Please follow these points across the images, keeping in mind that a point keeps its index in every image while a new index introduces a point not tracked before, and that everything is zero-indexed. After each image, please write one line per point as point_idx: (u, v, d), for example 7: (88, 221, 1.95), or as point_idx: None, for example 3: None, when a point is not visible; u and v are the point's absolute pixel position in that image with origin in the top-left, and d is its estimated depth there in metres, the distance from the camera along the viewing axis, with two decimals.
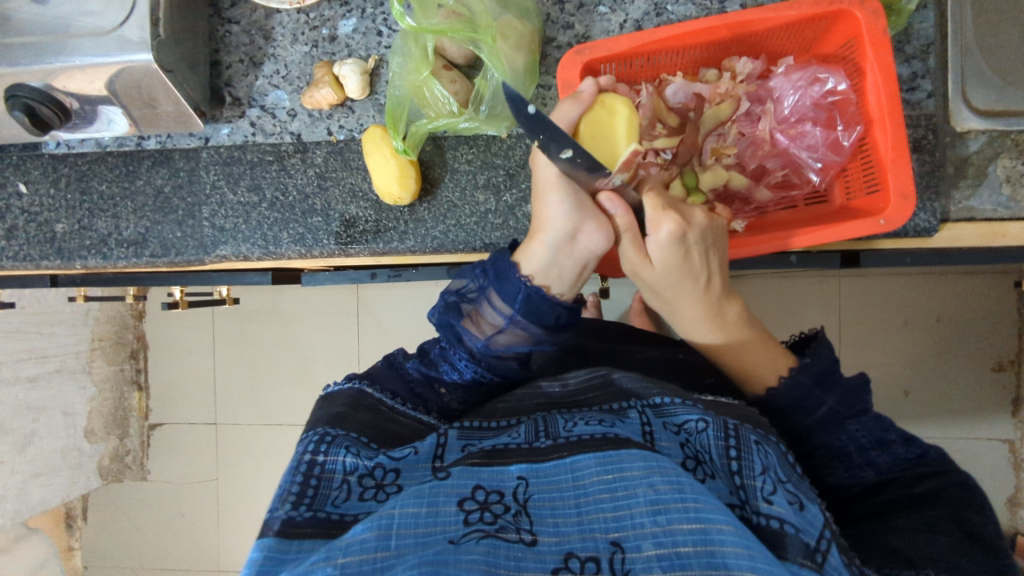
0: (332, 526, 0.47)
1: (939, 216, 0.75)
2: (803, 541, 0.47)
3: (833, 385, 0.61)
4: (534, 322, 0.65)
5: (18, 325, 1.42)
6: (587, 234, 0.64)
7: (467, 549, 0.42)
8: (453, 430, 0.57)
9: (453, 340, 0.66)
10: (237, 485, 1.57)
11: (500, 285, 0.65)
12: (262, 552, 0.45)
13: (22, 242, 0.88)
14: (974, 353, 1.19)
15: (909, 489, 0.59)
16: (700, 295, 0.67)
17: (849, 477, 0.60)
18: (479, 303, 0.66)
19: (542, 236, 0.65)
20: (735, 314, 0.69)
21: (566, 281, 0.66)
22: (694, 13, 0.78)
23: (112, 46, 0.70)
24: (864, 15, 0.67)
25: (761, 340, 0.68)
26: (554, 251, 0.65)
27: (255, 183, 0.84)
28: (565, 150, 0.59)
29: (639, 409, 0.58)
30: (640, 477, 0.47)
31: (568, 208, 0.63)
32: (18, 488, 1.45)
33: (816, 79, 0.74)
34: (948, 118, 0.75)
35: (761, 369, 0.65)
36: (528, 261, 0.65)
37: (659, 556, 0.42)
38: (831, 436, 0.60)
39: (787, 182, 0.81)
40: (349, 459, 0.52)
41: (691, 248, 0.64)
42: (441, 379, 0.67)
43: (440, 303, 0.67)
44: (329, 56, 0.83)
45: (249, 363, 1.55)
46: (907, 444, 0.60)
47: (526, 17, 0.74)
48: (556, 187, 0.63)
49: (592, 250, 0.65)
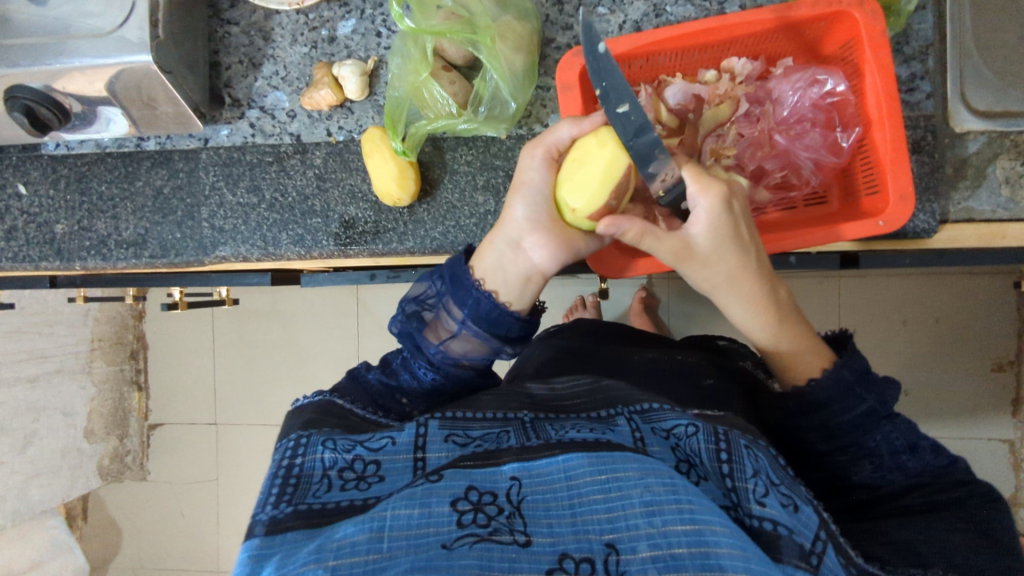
0: (315, 515, 0.48)
1: (938, 217, 0.76)
2: (797, 543, 0.47)
3: (874, 384, 0.60)
4: (490, 331, 0.65)
5: (18, 326, 1.42)
6: (533, 243, 0.65)
7: (460, 555, 0.42)
8: (433, 420, 0.57)
9: (411, 348, 0.66)
10: (236, 485, 1.57)
11: (455, 292, 0.65)
12: (250, 552, 0.45)
13: (21, 243, 0.88)
14: (973, 353, 1.19)
15: (929, 497, 0.59)
16: (755, 270, 0.63)
17: (875, 477, 0.61)
18: (437, 312, 0.66)
19: (495, 235, 0.66)
20: (783, 295, 0.66)
21: (512, 289, 0.65)
22: (694, 14, 0.78)
23: (110, 47, 0.70)
24: (863, 16, 0.67)
25: (802, 333, 0.66)
26: (501, 252, 0.65)
27: (255, 184, 0.84)
28: (622, 103, 0.59)
29: (626, 416, 0.57)
30: (634, 479, 0.47)
31: (523, 214, 0.65)
32: (17, 488, 1.45)
33: (815, 80, 0.74)
34: (947, 119, 0.75)
35: (803, 355, 0.65)
36: (478, 260, 0.66)
37: (654, 557, 0.42)
38: (867, 437, 0.60)
39: (785, 183, 0.80)
40: (327, 456, 0.53)
41: (738, 218, 0.61)
42: (402, 388, 0.66)
43: (401, 311, 0.67)
44: (328, 57, 0.83)
45: (249, 363, 1.55)
46: (938, 452, 0.60)
47: (525, 18, 0.74)
48: (523, 192, 0.66)
49: (535, 263, 0.66)
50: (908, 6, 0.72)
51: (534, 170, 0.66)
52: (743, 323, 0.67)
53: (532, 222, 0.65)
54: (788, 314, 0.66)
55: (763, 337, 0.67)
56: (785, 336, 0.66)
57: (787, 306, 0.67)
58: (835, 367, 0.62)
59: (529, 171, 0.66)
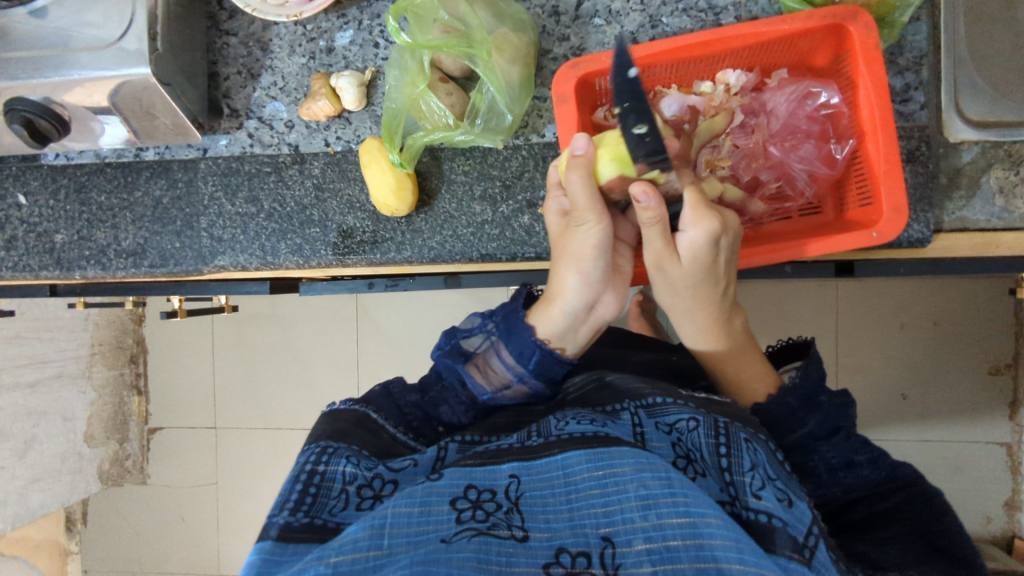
0: (328, 532, 0.48)
1: (932, 226, 0.76)
2: (791, 536, 0.47)
3: (817, 408, 0.62)
4: (541, 381, 0.68)
5: (18, 332, 1.42)
6: (601, 304, 0.68)
7: (458, 548, 0.43)
8: (453, 443, 0.58)
9: (458, 381, 0.67)
10: (236, 489, 1.57)
11: (510, 339, 0.68)
12: (259, 555, 0.46)
13: (21, 252, 0.89)
14: (971, 358, 1.19)
15: (871, 506, 0.61)
16: (718, 299, 0.68)
17: (820, 494, 0.62)
18: (489, 355, 0.68)
19: (562, 303, 0.66)
20: (740, 325, 0.72)
21: (579, 342, 0.69)
22: (690, 24, 0.78)
23: (111, 60, 0.71)
24: (856, 29, 0.67)
25: (748, 358, 0.71)
26: (570, 317, 0.67)
27: (254, 194, 0.85)
28: (642, 125, 0.56)
29: (631, 410, 0.58)
30: (630, 474, 0.47)
31: (591, 281, 0.66)
32: (18, 493, 1.45)
33: (809, 93, 0.75)
34: (941, 129, 0.76)
35: (755, 382, 0.69)
36: (543, 323, 0.67)
37: (649, 550, 0.42)
38: (805, 456, 0.61)
39: (780, 194, 0.80)
40: (349, 469, 0.53)
41: (721, 250, 0.65)
42: (440, 418, 0.67)
43: (450, 345, 0.68)
44: (326, 67, 0.83)
45: (249, 368, 1.55)
46: (875, 466, 0.61)
47: (521, 30, 0.74)
48: (583, 259, 0.65)
49: (605, 318, 0.69)
50: (901, 18, 0.73)
51: (596, 237, 0.65)
52: (689, 340, 0.72)
53: (597, 285, 0.67)
54: (744, 344, 0.72)
55: (714, 351, 0.71)
56: (726, 353, 0.71)
57: (743, 335, 0.72)
58: (779, 392, 0.64)
59: (589, 239, 0.65)
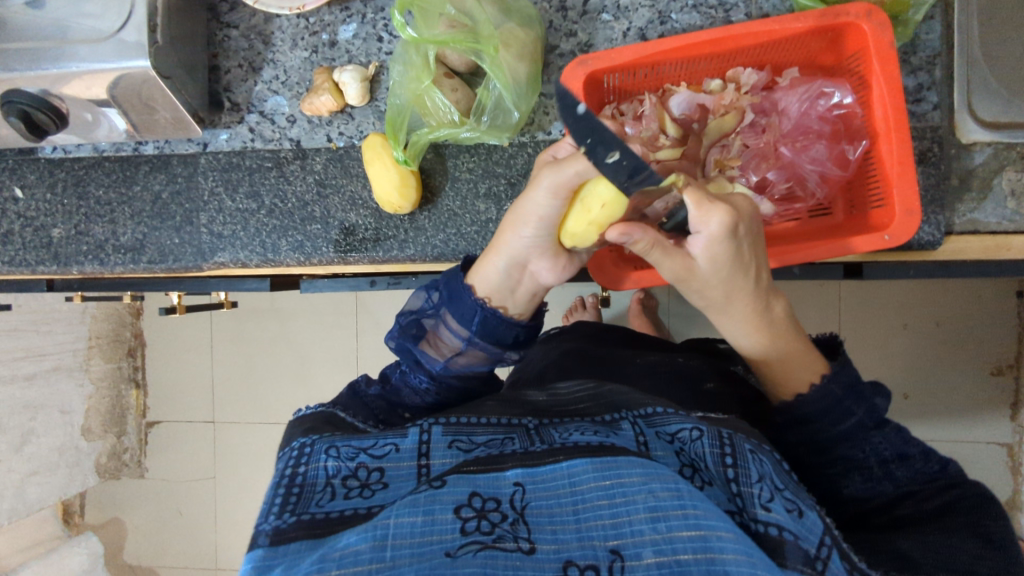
0: (318, 525, 0.47)
1: (943, 228, 0.75)
2: (802, 549, 0.47)
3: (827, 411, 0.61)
4: (491, 343, 0.66)
5: (17, 323, 1.41)
6: (538, 266, 0.65)
7: (463, 563, 0.41)
8: (438, 425, 0.57)
9: (412, 363, 0.67)
10: (234, 484, 1.56)
11: (453, 305, 0.66)
12: (253, 563, 0.45)
13: (18, 247, 0.88)
14: (974, 358, 1.19)
15: (921, 503, 0.59)
16: (752, 290, 0.63)
17: (865, 488, 0.61)
18: (436, 325, 0.67)
19: (497, 257, 0.65)
20: (781, 311, 0.66)
21: (520, 304, 0.67)
22: (699, 21, 0.77)
23: (110, 52, 0.69)
24: (871, 28, 0.66)
25: (794, 346, 0.66)
26: (505, 273, 0.65)
27: (255, 189, 0.84)
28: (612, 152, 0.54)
29: (630, 420, 0.57)
30: (637, 484, 0.46)
31: (532, 244, 0.64)
32: (16, 486, 1.43)
33: (821, 93, 0.74)
34: (953, 131, 0.75)
35: (797, 370, 0.65)
36: (480, 279, 0.66)
37: (659, 563, 0.42)
38: (856, 447, 0.61)
39: (790, 195, 0.79)
40: (331, 463, 0.53)
41: (742, 241, 0.60)
42: (404, 404, 0.67)
43: (398, 327, 0.68)
44: (328, 61, 0.82)
45: (248, 362, 1.54)
46: (926, 459, 0.61)
47: (528, 25, 0.73)
48: (532, 218, 0.63)
49: (542, 282, 0.66)
50: (915, 17, 0.72)
51: (549, 207, 0.62)
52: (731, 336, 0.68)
53: (538, 248, 0.64)
54: (785, 330, 0.67)
55: (757, 347, 0.67)
56: (769, 346, 0.66)
57: (784, 322, 0.67)
58: None
59: (540, 206, 0.62)
